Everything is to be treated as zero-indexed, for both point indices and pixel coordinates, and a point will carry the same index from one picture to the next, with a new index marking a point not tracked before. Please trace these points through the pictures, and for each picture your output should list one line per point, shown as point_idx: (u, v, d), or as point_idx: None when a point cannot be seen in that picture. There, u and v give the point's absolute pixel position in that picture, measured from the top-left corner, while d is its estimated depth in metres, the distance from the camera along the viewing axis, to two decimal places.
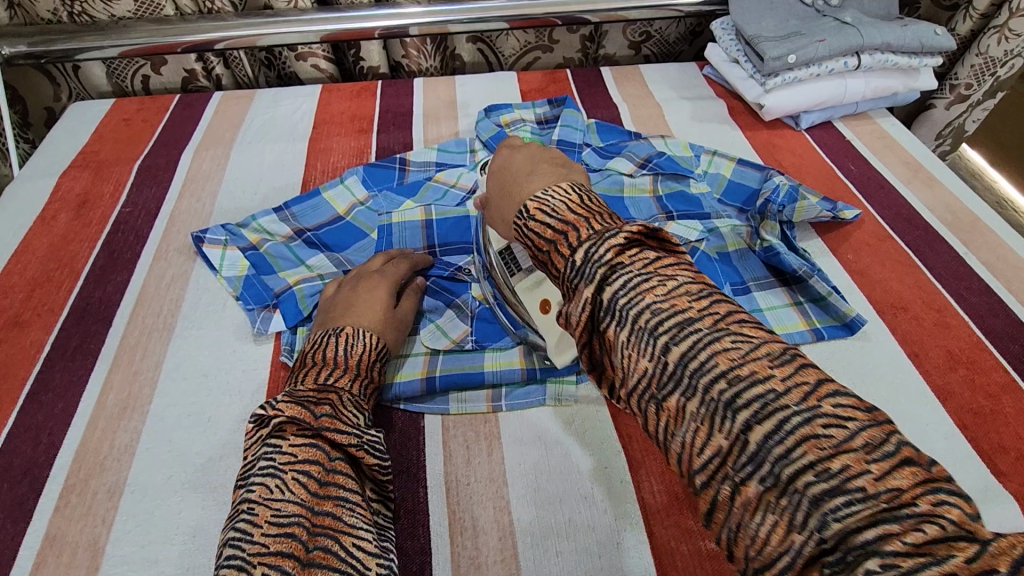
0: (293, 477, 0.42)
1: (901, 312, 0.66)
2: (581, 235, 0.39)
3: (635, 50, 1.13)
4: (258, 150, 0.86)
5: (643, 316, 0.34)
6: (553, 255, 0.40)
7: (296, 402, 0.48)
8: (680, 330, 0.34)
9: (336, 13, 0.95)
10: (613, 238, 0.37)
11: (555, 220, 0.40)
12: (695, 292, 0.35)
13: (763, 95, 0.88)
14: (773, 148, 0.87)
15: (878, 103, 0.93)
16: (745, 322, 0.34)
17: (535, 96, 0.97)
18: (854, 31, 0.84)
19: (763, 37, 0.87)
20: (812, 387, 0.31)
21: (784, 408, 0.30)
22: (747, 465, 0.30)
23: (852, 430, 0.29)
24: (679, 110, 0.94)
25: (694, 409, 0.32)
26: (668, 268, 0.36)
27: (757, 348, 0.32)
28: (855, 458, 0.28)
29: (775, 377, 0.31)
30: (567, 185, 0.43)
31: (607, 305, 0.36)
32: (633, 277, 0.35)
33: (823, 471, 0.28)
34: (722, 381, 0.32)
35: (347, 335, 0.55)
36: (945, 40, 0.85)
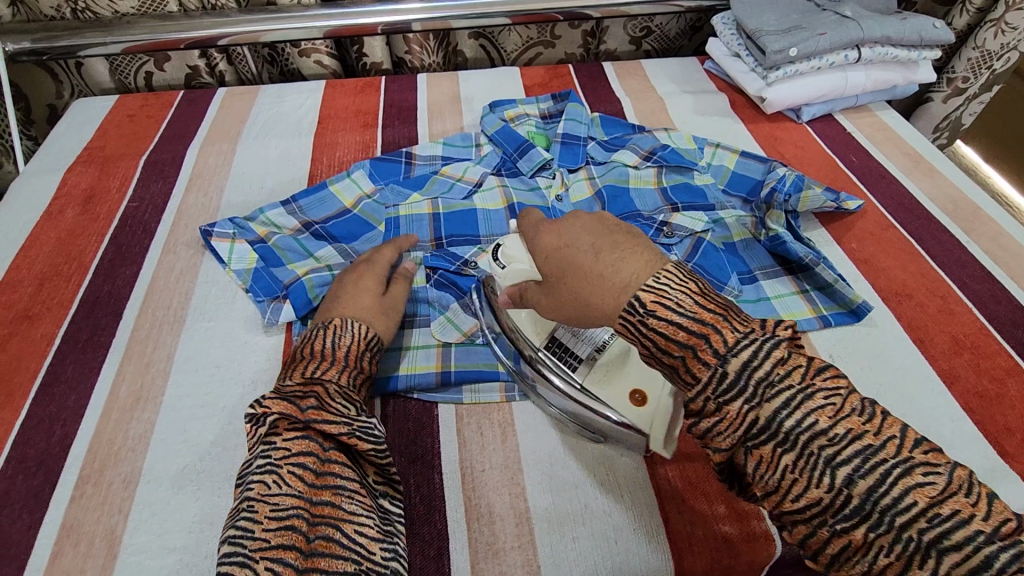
0: (289, 470, 0.43)
1: (905, 300, 0.67)
2: (726, 337, 0.38)
3: (636, 45, 1.14)
4: (263, 145, 0.86)
5: (751, 379, 0.37)
6: (689, 360, 0.38)
7: (282, 397, 0.47)
8: (788, 397, 0.36)
9: (340, 9, 0.95)
10: (772, 345, 0.37)
11: (687, 317, 0.38)
12: (784, 348, 0.38)
13: (765, 88, 0.89)
14: (775, 140, 0.88)
15: (877, 96, 0.94)
16: (828, 372, 0.38)
17: (538, 90, 0.98)
18: (855, 24, 0.85)
19: (764, 31, 0.87)
20: (900, 439, 0.35)
21: (884, 462, 0.34)
22: (848, 510, 0.35)
23: (940, 472, 0.34)
24: (681, 103, 0.95)
25: (792, 461, 0.36)
26: (769, 336, 0.39)
27: (846, 403, 0.36)
28: (953, 499, 0.33)
29: (858, 425, 0.35)
30: (672, 267, 0.40)
31: (727, 380, 0.37)
32: (754, 359, 0.37)
33: (933, 517, 0.33)
34: (823, 439, 0.35)
35: (334, 327, 0.54)
36: (944, 33, 0.86)
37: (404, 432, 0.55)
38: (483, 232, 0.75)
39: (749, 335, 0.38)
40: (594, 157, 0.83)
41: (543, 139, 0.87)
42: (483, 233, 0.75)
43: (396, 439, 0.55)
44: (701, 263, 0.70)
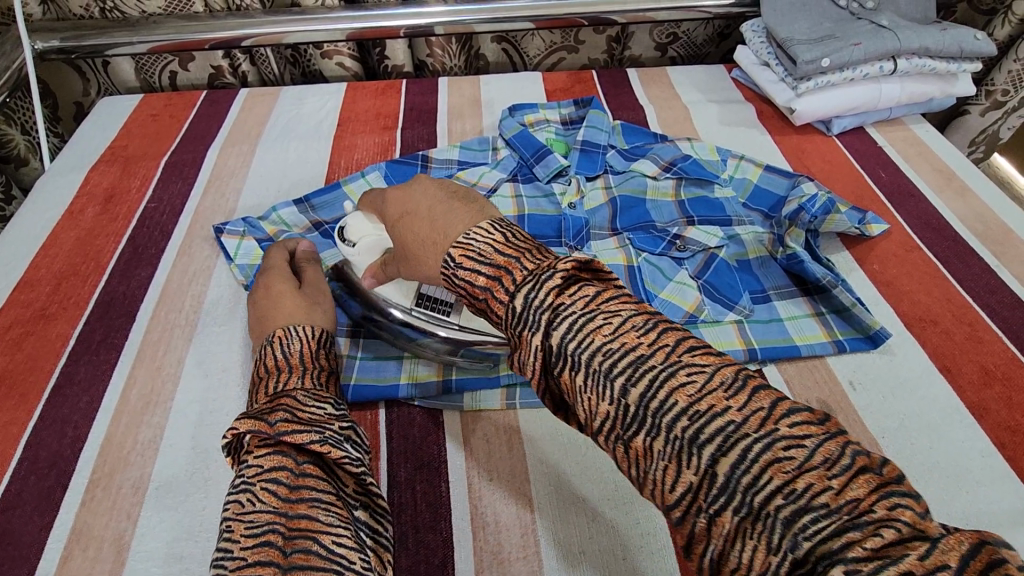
0: (263, 487, 0.41)
1: (930, 326, 0.64)
2: (515, 279, 0.39)
3: (662, 51, 1.12)
4: (282, 147, 0.86)
5: (596, 358, 0.35)
6: (491, 304, 0.40)
7: (249, 418, 0.45)
8: (635, 371, 0.34)
9: (362, 11, 0.95)
10: (551, 281, 0.37)
11: (486, 267, 0.40)
12: (640, 326, 0.36)
13: (795, 99, 0.86)
14: (801, 153, 0.86)
15: (912, 109, 0.90)
16: (697, 350, 0.35)
17: (560, 95, 0.97)
18: (892, 34, 0.82)
19: (795, 40, 0.85)
20: (768, 411, 0.32)
21: (745, 438, 0.31)
22: (721, 493, 0.31)
23: (811, 448, 0.30)
24: (706, 112, 0.93)
25: (662, 447, 0.33)
26: (611, 304, 0.37)
27: (711, 377, 0.33)
28: (817, 475, 0.30)
29: (731, 407, 0.32)
30: (489, 225, 0.43)
31: (518, 312, 0.38)
32: (576, 318, 0.36)
33: (790, 493, 0.29)
34: (682, 417, 0.32)
35: (284, 340, 0.55)
36: (985, 45, 0.83)
37: (409, 439, 0.55)
38: None
39: (535, 273, 0.38)
40: (613, 166, 0.82)
41: (562, 145, 0.85)
42: None
43: (401, 445, 0.54)
44: (712, 279, 0.68)
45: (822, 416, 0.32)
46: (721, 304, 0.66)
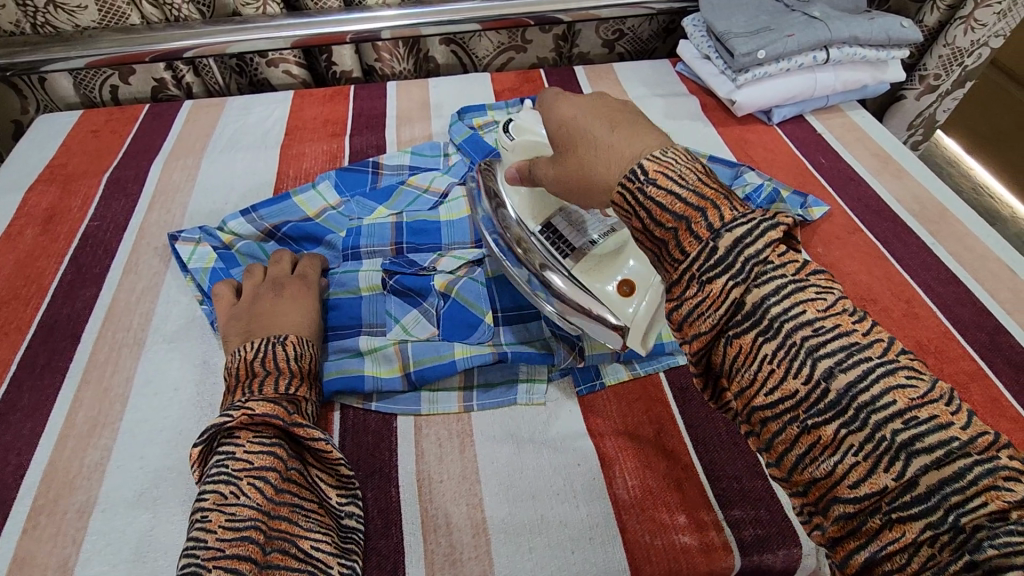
0: (250, 481, 0.42)
1: (870, 305, 0.67)
2: (723, 213, 0.36)
3: (609, 48, 1.13)
4: (229, 158, 0.85)
5: (799, 332, 0.33)
6: (682, 233, 0.37)
7: (266, 402, 0.47)
8: (847, 355, 0.32)
9: (307, 17, 0.94)
10: (771, 231, 0.35)
11: (687, 190, 0.37)
12: (854, 311, 0.34)
13: (735, 90, 0.89)
14: (745, 143, 0.88)
15: (848, 96, 0.93)
16: (824, 273, 0.35)
17: (508, 95, 0.97)
18: (823, 25, 0.85)
19: (732, 33, 0.87)
20: (889, 342, 0.32)
21: (867, 359, 0.32)
22: (830, 403, 0.32)
23: (930, 381, 0.31)
24: (652, 106, 0.94)
25: (773, 350, 0.33)
26: (821, 281, 0.35)
27: (838, 301, 0.34)
28: (940, 410, 0.30)
29: (859, 331, 0.32)
30: (685, 153, 0.40)
31: (718, 255, 0.35)
32: (784, 285, 0.34)
33: (912, 418, 0.30)
34: (808, 328, 0.32)
35: (291, 342, 0.54)
36: (912, 33, 0.85)
37: (362, 446, 0.55)
38: (445, 242, 0.73)
39: (749, 216, 0.36)
40: None
41: None
42: (446, 243, 0.73)
43: (354, 453, 0.54)
44: None
45: None
46: None
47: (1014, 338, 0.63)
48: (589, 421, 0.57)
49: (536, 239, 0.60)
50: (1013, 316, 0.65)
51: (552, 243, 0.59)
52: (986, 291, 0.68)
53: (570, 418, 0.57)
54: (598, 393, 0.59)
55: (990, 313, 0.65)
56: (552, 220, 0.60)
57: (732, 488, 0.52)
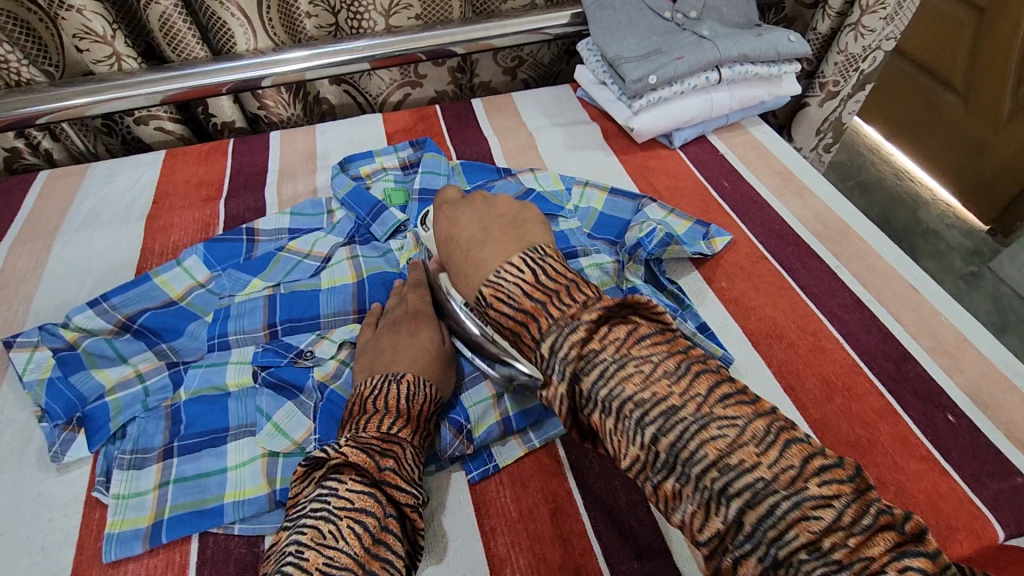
0: (348, 525, 0.44)
1: (776, 342, 0.64)
2: (540, 325, 0.49)
3: (511, 75, 1.09)
4: (86, 237, 0.76)
5: (710, 475, 0.40)
6: (519, 341, 0.51)
7: (360, 447, 0.49)
8: (753, 493, 0.38)
9: (170, 70, 0.85)
10: (574, 334, 0.46)
11: (513, 310, 0.51)
12: (759, 438, 0.40)
13: (632, 117, 0.85)
14: (647, 171, 0.85)
15: (747, 112, 0.91)
16: (728, 403, 0.42)
17: (400, 137, 0.92)
18: (712, 44, 0.82)
19: (623, 58, 0.84)
20: (795, 470, 0.39)
21: (773, 495, 0.38)
22: (727, 513, 0.39)
23: (837, 509, 0.37)
24: (552, 138, 0.90)
25: (693, 491, 0.41)
26: (725, 412, 0.42)
27: (743, 433, 0.41)
28: (839, 535, 0.36)
29: (759, 462, 0.39)
30: (520, 263, 0.54)
31: (546, 358, 0.47)
32: (689, 425, 0.42)
33: (814, 550, 0.36)
34: (713, 471, 0.40)
35: (407, 380, 0.56)
36: (800, 46, 0.84)
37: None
38: (325, 311, 0.68)
39: (559, 323, 0.47)
40: None
41: (401, 195, 0.82)
42: (325, 314, 0.68)
43: None
44: None
45: (848, 477, 0.39)
46: None
47: (920, 364, 0.61)
48: (481, 516, 0.52)
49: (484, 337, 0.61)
50: (918, 339, 0.63)
51: (492, 335, 0.60)
52: (891, 315, 0.66)
53: (460, 516, 0.52)
54: (491, 477, 0.55)
55: (895, 340, 0.63)
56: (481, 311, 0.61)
57: (632, 573, 0.48)
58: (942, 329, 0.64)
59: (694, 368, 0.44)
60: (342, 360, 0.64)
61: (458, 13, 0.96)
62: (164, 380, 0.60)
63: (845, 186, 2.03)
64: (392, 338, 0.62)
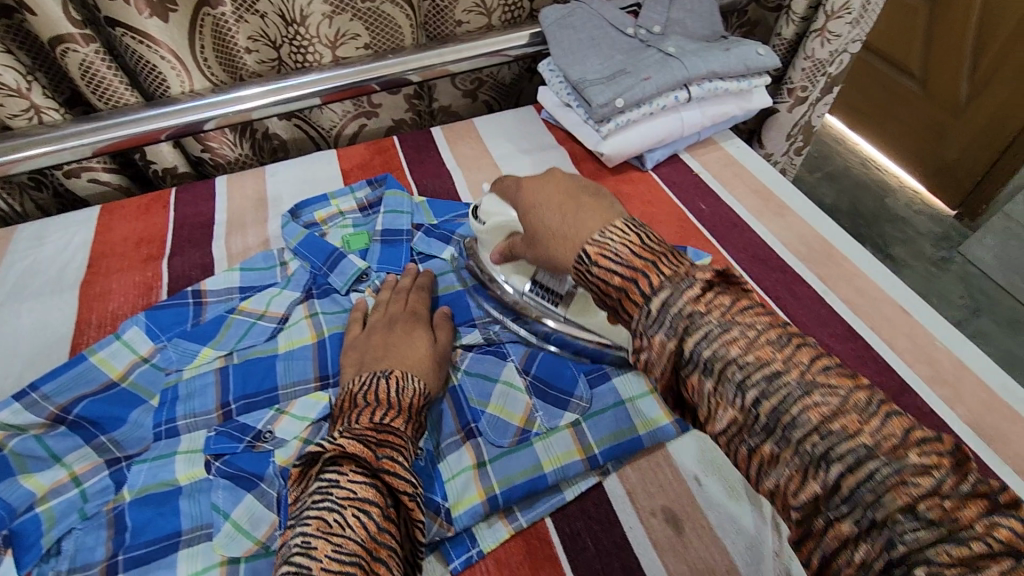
0: (353, 514, 0.42)
1: None
2: (651, 280, 0.43)
3: (471, 98, 1.04)
4: (12, 313, 0.69)
5: (811, 438, 0.36)
6: (624, 301, 0.45)
7: (356, 438, 0.47)
8: (857, 463, 0.34)
9: (97, 120, 0.78)
10: (690, 288, 0.42)
11: (621, 266, 0.45)
12: (863, 407, 0.36)
13: (601, 141, 0.81)
14: (621, 198, 0.81)
15: (720, 127, 0.88)
16: (830, 371, 0.38)
17: (357, 174, 0.86)
18: (679, 63, 0.78)
19: (587, 81, 0.80)
20: (899, 438, 0.35)
21: (873, 460, 0.34)
22: (823, 451, 0.35)
23: (938, 477, 0.33)
24: (518, 167, 0.86)
25: (790, 455, 0.37)
26: (826, 378, 0.38)
27: (846, 400, 0.37)
28: (944, 503, 0.32)
29: (861, 431, 0.35)
30: (623, 225, 0.47)
31: (653, 316, 0.42)
32: (793, 390, 0.38)
33: (913, 513, 0.32)
34: (815, 435, 0.36)
35: (395, 375, 0.55)
36: (769, 59, 0.80)
37: None
38: (283, 381, 0.62)
39: (673, 280, 0.43)
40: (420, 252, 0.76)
41: (361, 239, 0.76)
42: (283, 384, 0.62)
43: None
44: (539, 375, 0.62)
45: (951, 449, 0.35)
46: (560, 403, 0.60)
47: (920, 396, 0.58)
48: None
49: (528, 297, 0.65)
50: (915, 369, 0.60)
51: (544, 298, 0.64)
52: (886, 344, 0.63)
53: None
54: (476, 565, 0.50)
55: (892, 371, 0.60)
56: (537, 276, 0.64)
57: None
58: (939, 355, 0.62)
59: (797, 340, 0.40)
60: (305, 439, 0.57)
61: (411, 39, 0.89)
62: (105, 482, 0.54)
63: (814, 178, 2.04)
64: (385, 337, 0.61)
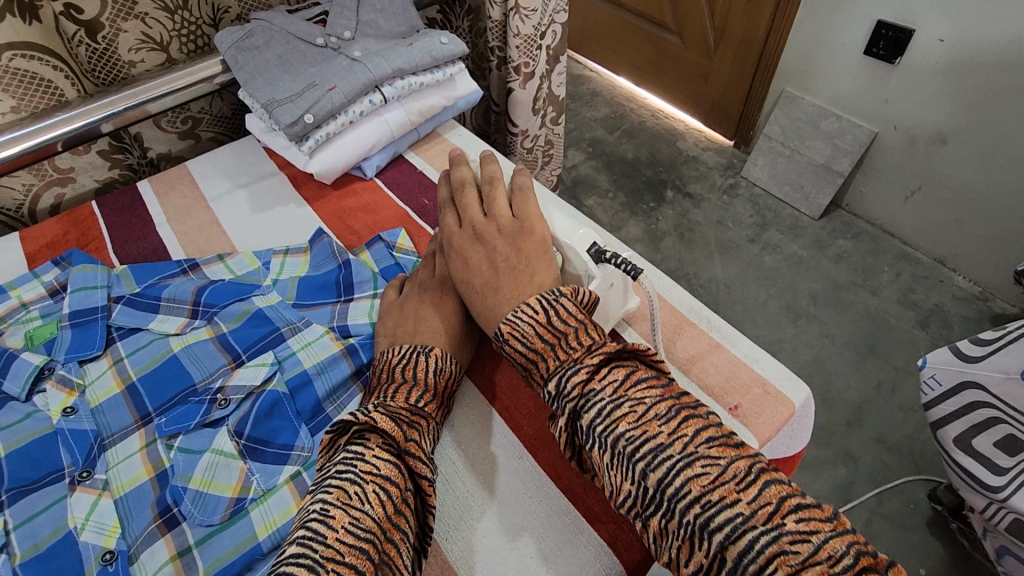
0: (374, 491, 0.42)
1: (488, 365, 0.62)
2: (549, 366, 0.45)
3: (190, 138, 0.96)
4: None
5: (620, 443, 0.40)
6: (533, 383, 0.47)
7: (389, 416, 0.47)
8: (654, 457, 0.38)
9: None
10: (577, 374, 0.43)
11: (527, 348, 0.46)
12: (663, 413, 0.40)
13: (310, 160, 0.78)
14: (345, 212, 0.78)
15: (438, 120, 0.88)
16: (641, 383, 0.42)
17: (47, 255, 0.75)
18: (362, 66, 0.77)
19: (275, 102, 0.76)
20: (689, 437, 0.39)
21: (669, 458, 0.38)
22: (652, 505, 0.38)
23: (723, 464, 0.37)
24: (234, 204, 0.80)
25: (609, 461, 0.40)
26: (636, 391, 0.41)
27: (650, 409, 0.40)
28: (727, 489, 0.36)
29: (653, 426, 0.39)
30: (534, 301, 0.48)
31: (553, 396, 0.44)
32: (605, 404, 0.41)
33: (705, 502, 0.36)
34: (621, 441, 0.39)
35: (435, 355, 0.55)
36: (454, 47, 0.81)
37: None
38: None
39: (564, 364, 0.44)
40: (120, 326, 0.65)
41: (48, 329, 0.65)
42: None
43: None
44: (255, 436, 0.56)
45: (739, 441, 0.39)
46: (274, 460, 0.55)
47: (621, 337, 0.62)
48: None
49: None
50: None
51: None
52: None
53: None
54: None
55: None
56: None
57: None
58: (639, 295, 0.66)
59: (619, 365, 0.44)
60: None
61: (74, 91, 0.80)
62: None
63: (614, 138, 2.15)
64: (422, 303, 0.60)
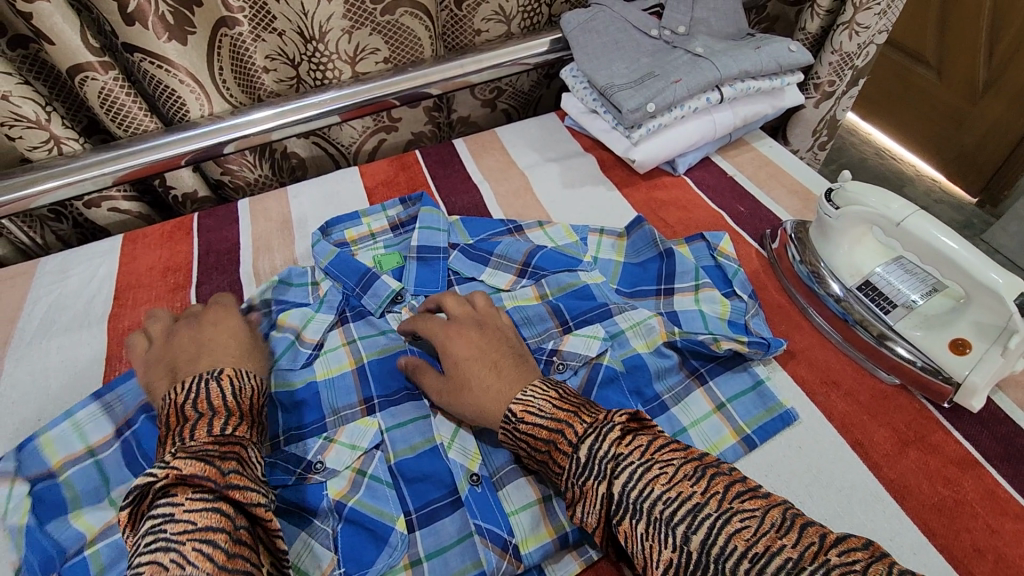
0: (193, 547, 0.37)
1: (832, 391, 0.58)
2: (576, 430, 0.44)
3: (490, 107, 1.02)
4: (44, 350, 0.68)
5: (656, 508, 0.39)
6: (554, 454, 0.45)
7: (196, 457, 0.43)
8: (693, 517, 0.38)
9: (119, 149, 0.75)
10: (610, 433, 0.42)
11: (546, 420, 0.46)
12: (692, 474, 0.40)
13: (632, 147, 0.79)
14: (655, 204, 0.79)
15: (751, 128, 0.86)
16: (666, 447, 0.42)
17: (382, 192, 0.84)
18: (710, 63, 0.76)
19: (614, 87, 0.77)
20: (723, 493, 0.38)
21: (706, 515, 0.38)
22: (698, 571, 0.37)
23: (760, 515, 0.37)
24: (547, 175, 0.84)
25: (644, 528, 0.39)
26: (662, 453, 0.41)
27: (677, 470, 0.40)
28: (771, 538, 0.36)
29: (680, 482, 0.39)
30: (543, 383, 0.50)
31: (583, 465, 0.42)
32: (635, 467, 0.40)
33: (754, 558, 0.35)
34: (658, 504, 0.39)
35: (227, 376, 0.52)
36: (802, 55, 0.78)
37: None
38: (330, 411, 0.59)
39: (594, 426, 0.43)
40: (458, 271, 0.71)
41: (393, 259, 0.73)
42: (330, 414, 0.59)
43: None
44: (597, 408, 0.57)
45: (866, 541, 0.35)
46: None
47: (992, 399, 0.56)
48: None
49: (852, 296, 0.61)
50: None
51: (876, 303, 0.60)
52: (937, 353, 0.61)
53: None
54: None
55: None
56: (871, 280, 0.61)
57: None
58: None
59: None
60: (358, 470, 0.55)
61: (430, 50, 0.87)
62: None
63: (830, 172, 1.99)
64: (193, 336, 0.58)
